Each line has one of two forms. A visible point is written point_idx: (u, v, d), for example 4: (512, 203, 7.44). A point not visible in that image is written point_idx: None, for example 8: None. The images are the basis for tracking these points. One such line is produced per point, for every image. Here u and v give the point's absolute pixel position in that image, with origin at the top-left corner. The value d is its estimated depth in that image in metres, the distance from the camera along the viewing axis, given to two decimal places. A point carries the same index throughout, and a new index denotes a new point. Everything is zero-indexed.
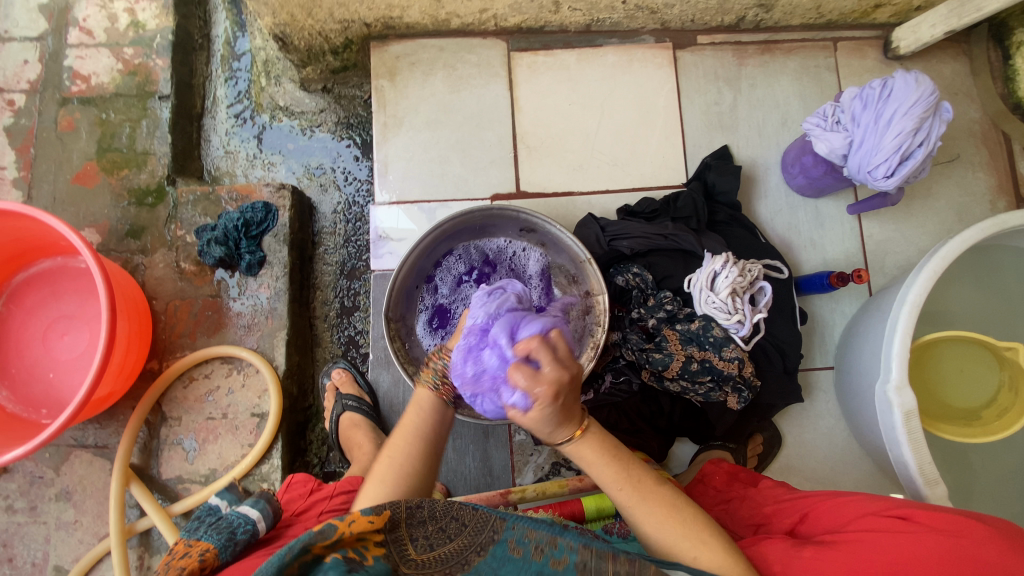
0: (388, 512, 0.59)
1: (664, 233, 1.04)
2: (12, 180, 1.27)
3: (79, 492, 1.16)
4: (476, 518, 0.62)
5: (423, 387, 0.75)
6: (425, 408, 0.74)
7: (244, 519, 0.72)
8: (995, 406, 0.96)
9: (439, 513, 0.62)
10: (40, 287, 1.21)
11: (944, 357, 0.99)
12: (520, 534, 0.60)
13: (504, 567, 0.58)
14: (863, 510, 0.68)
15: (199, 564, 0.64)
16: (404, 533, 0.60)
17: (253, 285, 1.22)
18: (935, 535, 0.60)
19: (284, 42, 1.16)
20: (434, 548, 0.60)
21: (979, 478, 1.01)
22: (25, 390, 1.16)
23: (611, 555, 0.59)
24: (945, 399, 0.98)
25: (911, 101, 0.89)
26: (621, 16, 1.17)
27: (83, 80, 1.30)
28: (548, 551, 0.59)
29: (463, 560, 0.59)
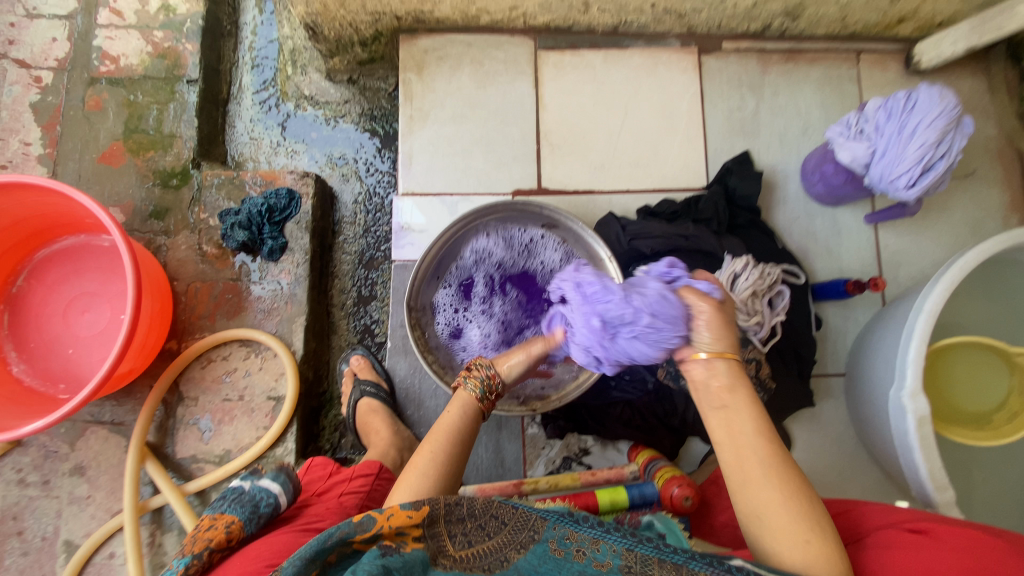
0: (427, 507, 0.59)
1: (686, 234, 1.05)
2: (38, 156, 1.28)
3: (93, 467, 1.17)
4: (517, 517, 0.61)
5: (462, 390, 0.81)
6: (464, 414, 0.79)
7: (266, 492, 0.72)
8: (1006, 410, 0.98)
9: (479, 511, 0.61)
10: (62, 264, 1.22)
11: (957, 362, 1.01)
12: (561, 535, 0.60)
13: (544, 564, 0.57)
14: (894, 520, 0.68)
15: (225, 538, 0.65)
16: (443, 530, 0.60)
17: (275, 270, 1.23)
18: (951, 550, 0.59)
19: (314, 32, 1.17)
20: (472, 546, 0.60)
21: (983, 488, 1.03)
22: (45, 364, 1.17)
23: (657, 560, 0.56)
24: (956, 404, 1.00)
25: (934, 114, 0.90)
26: (648, 19, 1.19)
27: (113, 60, 1.31)
28: (591, 553, 0.58)
29: (503, 557, 0.58)
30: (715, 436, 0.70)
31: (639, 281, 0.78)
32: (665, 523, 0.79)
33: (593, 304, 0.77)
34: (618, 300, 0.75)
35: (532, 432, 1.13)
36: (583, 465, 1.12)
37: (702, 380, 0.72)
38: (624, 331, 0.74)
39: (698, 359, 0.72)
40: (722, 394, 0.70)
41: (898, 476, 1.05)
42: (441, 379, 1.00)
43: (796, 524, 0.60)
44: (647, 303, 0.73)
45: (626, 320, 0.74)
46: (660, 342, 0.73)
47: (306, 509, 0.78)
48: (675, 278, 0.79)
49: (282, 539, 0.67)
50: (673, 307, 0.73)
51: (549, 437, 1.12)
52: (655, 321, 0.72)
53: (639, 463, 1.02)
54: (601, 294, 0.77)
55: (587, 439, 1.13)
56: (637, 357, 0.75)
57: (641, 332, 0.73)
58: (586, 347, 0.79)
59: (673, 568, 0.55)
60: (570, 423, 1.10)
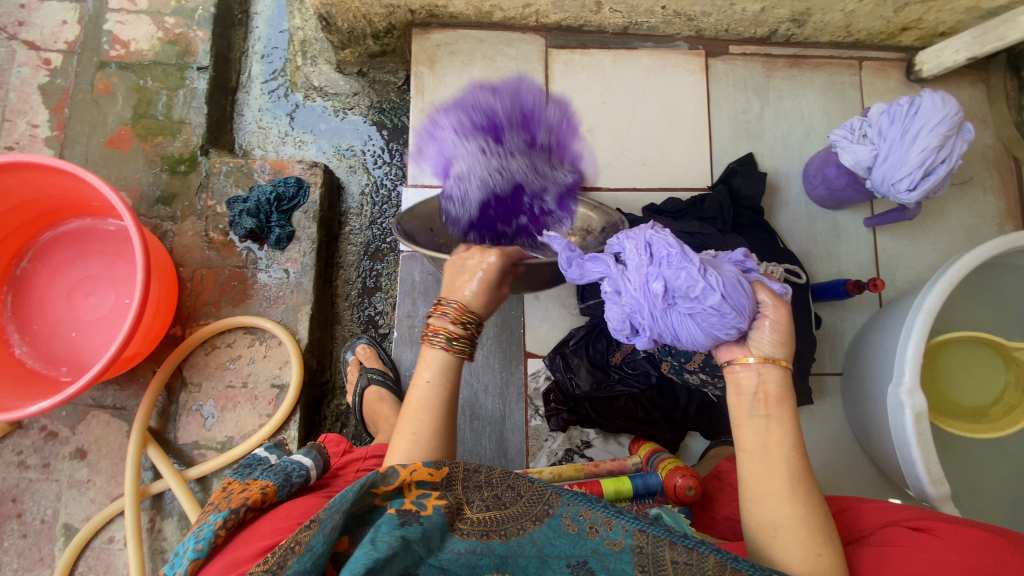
0: (445, 470, 0.62)
1: (691, 231, 1.07)
2: (45, 138, 1.28)
3: (94, 451, 1.16)
4: (533, 491, 0.62)
5: (434, 349, 0.71)
6: (435, 372, 0.71)
7: (298, 465, 0.73)
8: (1003, 403, 1.02)
9: (496, 480, 0.63)
10: (68, 247, 1.22)
11: (953, 359, 1.06)
12: (575, 512, 0.61)
13: (558, 538, 0.59)
14: (897, 518, 0.70)
15: (260, 497, 0.66)
16: (461, 495, 0.62)
17: (281, 258, 1.24)
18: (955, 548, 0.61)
19: (328, 22, 1.19)
20: (489, 510, 0.61)
21: (967, 484, 1.07)
22: (47, 347, 1.17)
23: (668, 542, 0.58)
24: (953, 398, 1.05)
25: (937, 119, 0.93)
26: (659, 21, 1.21)
27: (123, 45, 1.31)
28: (603, 532, 0.60)
29: (520, 526, 0.60)
30: (745, 444, 0.68)
31: (716, 261, 0.72)
32: (672, 517, 0.78)
33: (663, 267, 0.70)
34: (692, 270, 0.68)
35: (536, 423, 1.14)
36: (585, 457, 1.13)
37: (750, 386, 0.69)
38: (693, 308, 0.69)
39: (749, 363, 0.69)
40: (766, 403, 0.68)
41: (892, 473, 1.08)
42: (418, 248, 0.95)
43: (812, 538, 0.62)
44: (721, 283, 0.67)
45: (690, 294, 0.68)
46: (716, 328, 0.68)
47: (333, 480, 0.78)
48: (749, 270, 0.75)
49: (312, 503, 0.68)
50: (744, 297, 0.68)
51: (552, 429, 1.14)
52: (724, 304, 0.67)
53: (641, 455, 1.03)
54: (675, 261, 0.69)
55: (590, 432, 1.14)
56: (685, 336, 0.71)
57: (702, 312, 0.68)
58: (634, 309, 0.73)
59: (684, 551, 0.58)
60: (574, 416, 1.12)
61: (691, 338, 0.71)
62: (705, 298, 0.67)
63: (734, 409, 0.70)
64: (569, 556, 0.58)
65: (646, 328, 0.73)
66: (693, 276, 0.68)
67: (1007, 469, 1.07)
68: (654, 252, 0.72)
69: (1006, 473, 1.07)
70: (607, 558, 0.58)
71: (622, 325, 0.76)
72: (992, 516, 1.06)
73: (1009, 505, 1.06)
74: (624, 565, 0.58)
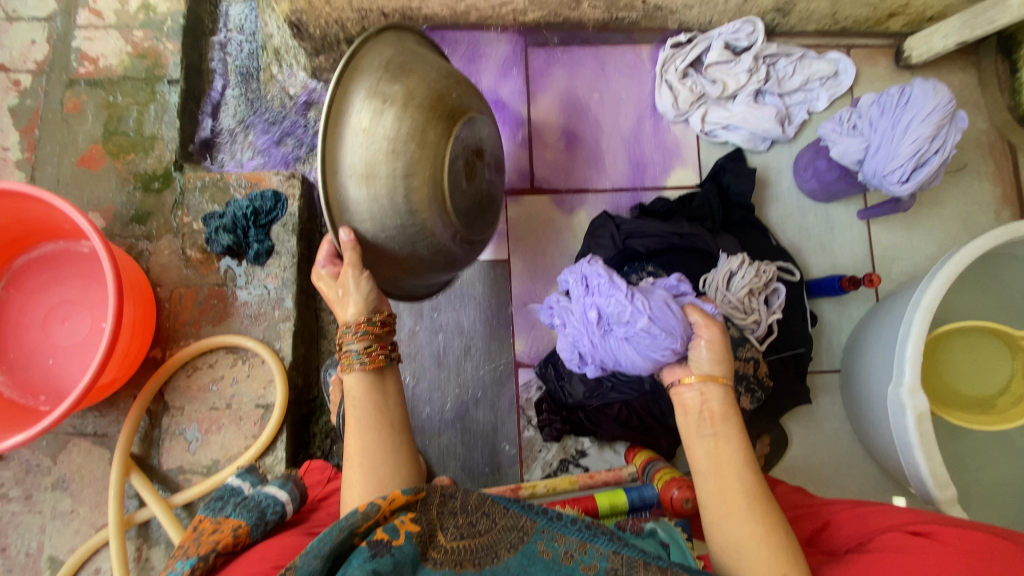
0: (422, 492, 0.61)
1: (681, 233, 1.03)
2: (15, 161, 1.24)
3: (76, 481, 1.13)
4: (507, 516, 0.62)
5: (351, 373, 0.71)
6: (359, 395, 0.71)
7: (273, 500, 0.71)
8: (1009, 393, 1.00)
9: (471, 506, 0.62)
10: (41, 271, 1.18)
11: (957, 349, 1.03)
12: (549, 538, 0.60)
13: (533, 564, 0.57)
14: (885, 525, 0.69)
15: (232, 540, 0.64)
16: (436, 522, 0.59)
17: (261, 274, 1.20)
18: (958, 554, 0.59)
19: (299, 29, 1.16)
20: (463, 538, 0.59)
21: (965, 480, 1.05)
22: (24, 375, 1.13)
23: (642, 563, 0.58)
24: (958, 389, 1.02)
25: (928, 109, 0.90)
26: (639, 16, 1.18)
27: (91, 61, 1.27)
28: (578, 556, 0.58)
29: (493, 553, 0.58)
30: (699, 465, 0.66)
31: (649, 288, 0.81)
32: (668, 532, 0.75)
33: (596, 296, 0.83)
34: (620, 297, 0.80)
35: (528, 435, 1.11)
36: (580, 467, 1.10)
37: (694, 406, 0.69)
38: (623, 331, 0.79)
39: (690, 383, 0.70)
40: (712, 421, 0.67)
41: (894, 472, 1.05)
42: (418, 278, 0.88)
43: (775, 556, 0.59)
44: (648, 306, 0.76)
45: (623, 319, 0.79)
46: (651, 351, 0.75)
47: (310, 514, 0.76)
48: (682, 293, 0.82)
49: (287, 539, 0.66)
50: (672, 318, 0.74)
51: (546, 440, 1.10)
52: (651, 326, 0.74)
53: (637, 464, 1.00)
54: (605, 288, 0.82)
55: (584, 441, 1.11)
56: (628, 360, 0.80)
57: (634, 336, 0.77)
58: (577, 337, 0.89)
59: (657, 571, 0.57)
60: (567, 425, 1.09)
61: (630, 360, 0.80)
62: (629, 322, 0.78)
63: (683, 430, 0.69)
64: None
65: (590, 355, 0.88)
66: (616, 304, 0.80)
67: (1007, 462, 1.05)
68: (589, 283, 0.86)
69: (1007, 466, 1.05)
70: None
71: (572, 355, 0.91)
72: (992, 509, 1.04)
73: (1008, 498, 1.04)
74: None
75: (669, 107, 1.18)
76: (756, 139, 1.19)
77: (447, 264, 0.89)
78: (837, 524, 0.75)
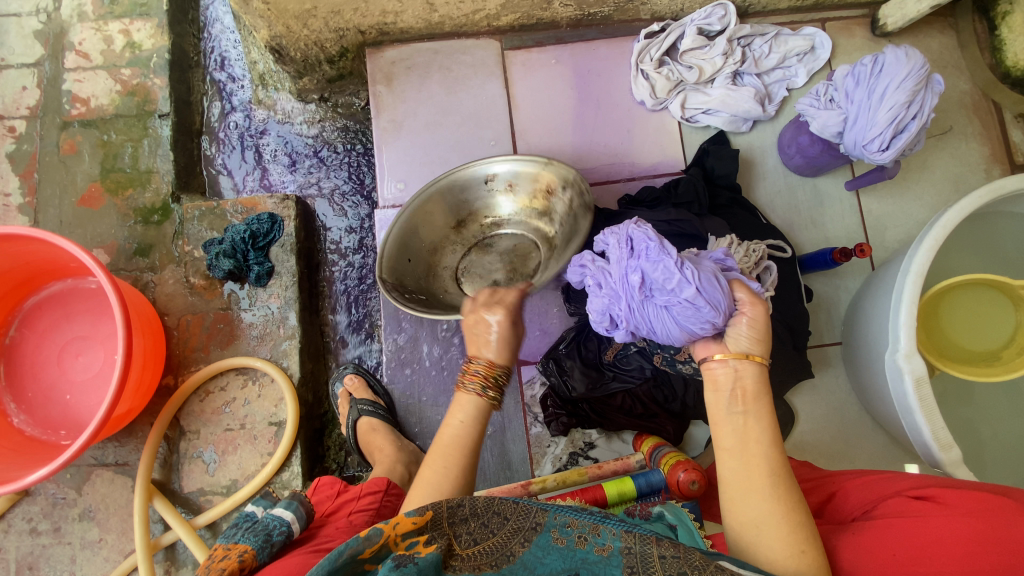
0: (430, 511, 0.61)
1: (669, 219, 1.05)
2: (17, 206, 1.28)
3: (102, 510, 1.17)
4: (518, 510, 0.63)
5: (468, 392, 0.74)
6: (466, 413, 0.74)
7: (279, 521, 0.72)
8: (1014, 345, 1.01)
9: (481, 508, 0.63)
10: (52, 311, 1.22)
11: (960, 304, 1.03)
12: (562, 524, 0.62)
13: (549, 555, 0.59)
14: (889, 490, 0.70)
15: (238, 565, 0.63)
16: (448, 532, 0.62)
17: (264, 295, 1.23)
18: (960, 515, 0.60)
19: (280, 54, 1.19)
20: (477, 542, 0.61)
21: (974, 440, 1.07)
22: (44, 412, 1.17)
23: (654, 538, 0.59)
24: (963, 344, 1.02)
25: (902, 76, 0.90)
26: (611, 10, 1.20)
27: (83, 103, 1.31)
28: (591, 539, 0.61)
29: (508, 552, 0.60)
30: (723, 442, 0.67)
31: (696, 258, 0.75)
32: (674, 514, 0.76)
33: (642, 259, 0.73)
34: (670, 263, 0.71)
35: (537, 431, 1.13)
36: (590, 459, 1.11)
37: (727, 382, 0.68)
38: (665, 301, 0.73)
39: (724, 359, 0.69)
40: (744, 400, 0.67)
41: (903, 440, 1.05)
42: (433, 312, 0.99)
43: (793, 534, 0.60)
44: (698, 277, 0.70)
45: (667, 286, 0.72)
46: (699, 324, 0.71)
47: (319, 529, 0.78)
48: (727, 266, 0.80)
49: (295, 560, 0.66)
50: (719, 291, 0.70)
51: (554, 434, 1.12)
52: (698, 297, 0.70)
53: (644, 452, 1.02)
54: (654, 253, 0.73)
55: (591, 433, 1.13)
56: (663, 334, 0.76)
57: (676, 306, 0.72)
58: (612, 300, 0.79)
59: (670, 546, 0.58)
60: (574, 419, 1.10)
61: (668, 330, 0.75)
62: (674, 292, 0.71)
63: (713, 407, 0.69)
64: (560, 570, 0.58)
65: (623, 320, 0.79)
66: (664, 271, 0.72)
67: (1017, 419, 1.05)
68: (634, 245, 0.76)
69: (1015, 423, 1.05)
70: (596, 565, 0.58)
71: (601, 317, 0.81)
72: (1004, 469, 1.04)
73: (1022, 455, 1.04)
74: (614, 569, 0.57)
75: (647, 95, 1.20)
76: (737, 121, 1.20)
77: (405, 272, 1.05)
78: (844, 494, 0.76)
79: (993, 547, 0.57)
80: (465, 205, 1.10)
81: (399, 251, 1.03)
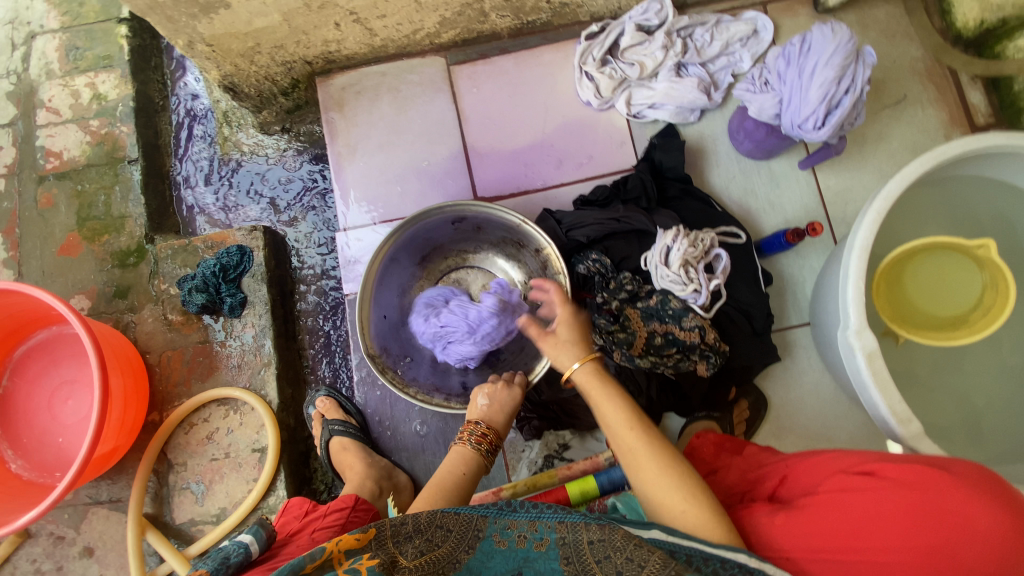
0: (373, 530, 0.60)
1: (617, 216, 1.06)
2: (2, 260, 1.34)
3: (100, 547, 1.20)
4: (460, 520, 0.63)
5: (466, 444, 0.89)
6: (467, 463, 0.86)
7: (238, 545, 0.71)
8: (981, 306, 0.97)
9: (424, 524, 0.61)
10: (40, 358, 1.26)
11: (923, 269, 1.00)
12: (503, 527, 0.63)
13: (492, 559, 0.60)
14: (834, 469, 0.67)
15: None
16: (393, 550, 0.58)
17: (239, 326, 1.26)
18: (897, 489, 0.58)
19: (235, 91, 1.23)
20: (425, 554, 0.59)
21: (954, 409, 1.05)
22: (39, 457, 1.21)
23: (585, 525, 0.60)
24: (929, 310, 0.99)
25: (829, 52, 0.91)
26: (549, 15, 1.21)
27: (56, 156, 1.37)
28: (529, 536, 0.61)
29: (453, 559, 0.60)
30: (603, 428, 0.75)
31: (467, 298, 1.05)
32: (626, 503, 0.82)
33: (432, 326, 1.04)
34: (447, 319, 1.02)
35: (510, 437, 1.14)
36: (564, 461, 1.13)
37: (590, 383, 0.77)
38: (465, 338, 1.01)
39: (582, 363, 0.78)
40: (595, 391, 0.76)
41: None
42: (430, 403, 0.99)
43: (677, 495, 0.65)
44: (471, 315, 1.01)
45: (458, 330, 1.01)
46: (483, 341, 1.01)
47: (280, 549, 0.79)
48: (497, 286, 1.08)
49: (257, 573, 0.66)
50: (489, 314, 1.01)
51: (527, 439, 1.13)
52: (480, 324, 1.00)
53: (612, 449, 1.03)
54: (433, 317, 1.04)
55: (565, 434, 1.14)
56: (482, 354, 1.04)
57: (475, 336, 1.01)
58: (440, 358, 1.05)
59: (598, 530, 0.60)
60: (545, 421, 1.11)
61: (466, 354, 1.02)
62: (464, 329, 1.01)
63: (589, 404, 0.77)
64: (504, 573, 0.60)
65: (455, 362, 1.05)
66: (447, 325, 1.02)
67: (995, 384, 1.03)
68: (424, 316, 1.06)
69: (994, 390, 1.03)
70: (537, 562, 0.60)
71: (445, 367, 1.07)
72: (989, 438, 1.01)
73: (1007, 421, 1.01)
74: (552, 562, 0.60)
75: (593, 96, 1.21)
76: (684, 112, 1.21)
77: (381, 330, 1.04)
78: (792, 476, 0.74)
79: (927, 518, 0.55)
80: (430, 244, 1.10)
81: (376, 314, 1.02)
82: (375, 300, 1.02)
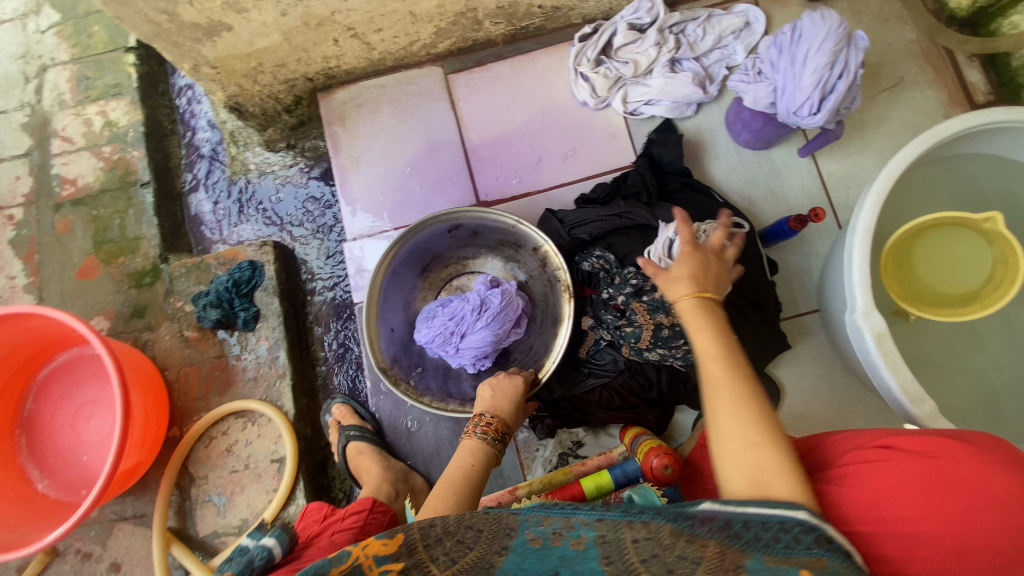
0: (401, 536, 0.56)
1: (619, 212, 1.07)
2: (23, 286, 1.38)
3: (127, 562, 1.23)
4: (491, 522, 0.57)
5: (474, 437, 0.90)
6: (475, 455, 0.87)
7: (261, 547, 0.73)
8: (992, 281, 0.95)
9: (453, 526, 0.57)
10: (62, 379, 1.30)
11: (930, 247, 0.99)
12: (536, 523, 0.56)
13: (527, 560, 0.52)
14: (852, 445, 0.67)
15: None
16: (422, 556, 0.53)
17: (253, 339, 1.29)
18: (913, 458, 0.58)
19: (240, 111, 1.27)
20: (454, 560, 0.53)
21: (972, 388, 1.03)
22: (65, 475, 1.24)
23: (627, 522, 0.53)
24: (938, 287, 0.98)
25: (820, 38, 0.91)
26: (542, 20, 1.24)
27: (71, 183, 1.41)
28: (566, 534, 0.54)
29: (485, 565, 0.52)
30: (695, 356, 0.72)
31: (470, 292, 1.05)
32: (643, 493, 0.81)
33: (441, 322, 1.02)
34: (457, 311, 1.01)
35: (524, 436, 1.15)
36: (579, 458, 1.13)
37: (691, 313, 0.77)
38: (477, 328, 1.01)
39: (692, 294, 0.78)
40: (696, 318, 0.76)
41: None
42: (445, 409, 1.01)
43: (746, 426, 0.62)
44: (481, 302, 1.01)
45: (469, 322, 1.01)
46: (495, 322, 1.01)
47: (302, 552, 0.80)
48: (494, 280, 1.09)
49: None
50: (497, 299, 1.01)
51: (541, 437, 1.14)
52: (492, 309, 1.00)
53: (625, 443, 1.03)
54: (441, 313, 1.02)
55: (578, 431, 1.14)
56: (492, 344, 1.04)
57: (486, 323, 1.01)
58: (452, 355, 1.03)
59: (643, 526, 0.52)
60: (557, 419, 1.11)
61: (482, 341, 1.01)
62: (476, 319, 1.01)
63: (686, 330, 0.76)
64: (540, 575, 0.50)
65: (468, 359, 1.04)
66: (458, 319, 1.01)
67: (1011, 361, 1.02)
68: (431, 317, 1.03)
69: (1011, 368, 1.02)
70: (576, 562, 0.51)
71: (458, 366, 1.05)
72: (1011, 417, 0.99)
73: None
74: (592, 563, 0.51)
75: (589, 96, 1.23)
76: (680, 107, 1.21)
77: (390, 343, 1.07)
78: (810, 456, 0.74)
79: (946, 486, 0.55)
80: (429, 253, 1.12)
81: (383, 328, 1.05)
82: (381, 314, 1.05)
